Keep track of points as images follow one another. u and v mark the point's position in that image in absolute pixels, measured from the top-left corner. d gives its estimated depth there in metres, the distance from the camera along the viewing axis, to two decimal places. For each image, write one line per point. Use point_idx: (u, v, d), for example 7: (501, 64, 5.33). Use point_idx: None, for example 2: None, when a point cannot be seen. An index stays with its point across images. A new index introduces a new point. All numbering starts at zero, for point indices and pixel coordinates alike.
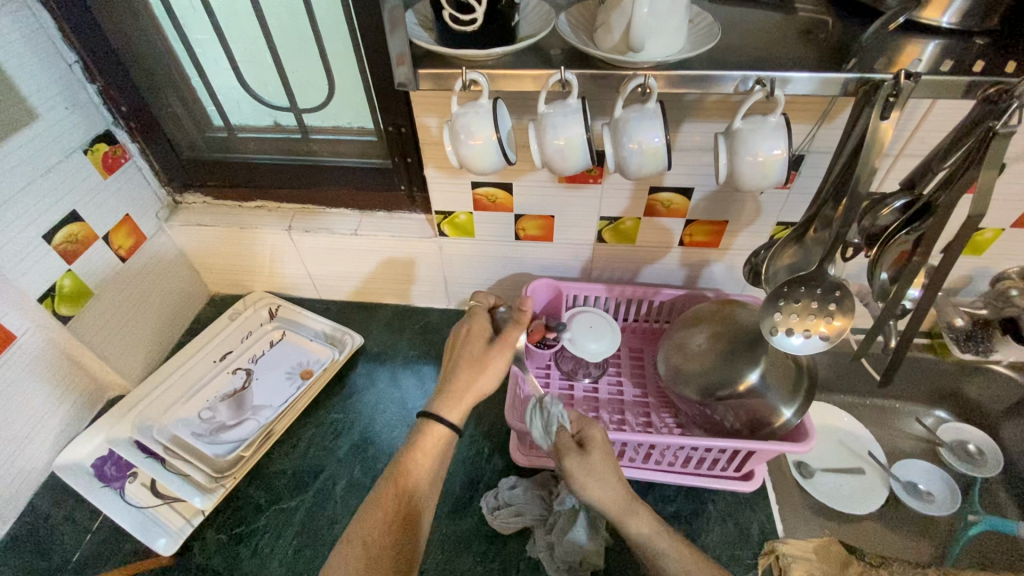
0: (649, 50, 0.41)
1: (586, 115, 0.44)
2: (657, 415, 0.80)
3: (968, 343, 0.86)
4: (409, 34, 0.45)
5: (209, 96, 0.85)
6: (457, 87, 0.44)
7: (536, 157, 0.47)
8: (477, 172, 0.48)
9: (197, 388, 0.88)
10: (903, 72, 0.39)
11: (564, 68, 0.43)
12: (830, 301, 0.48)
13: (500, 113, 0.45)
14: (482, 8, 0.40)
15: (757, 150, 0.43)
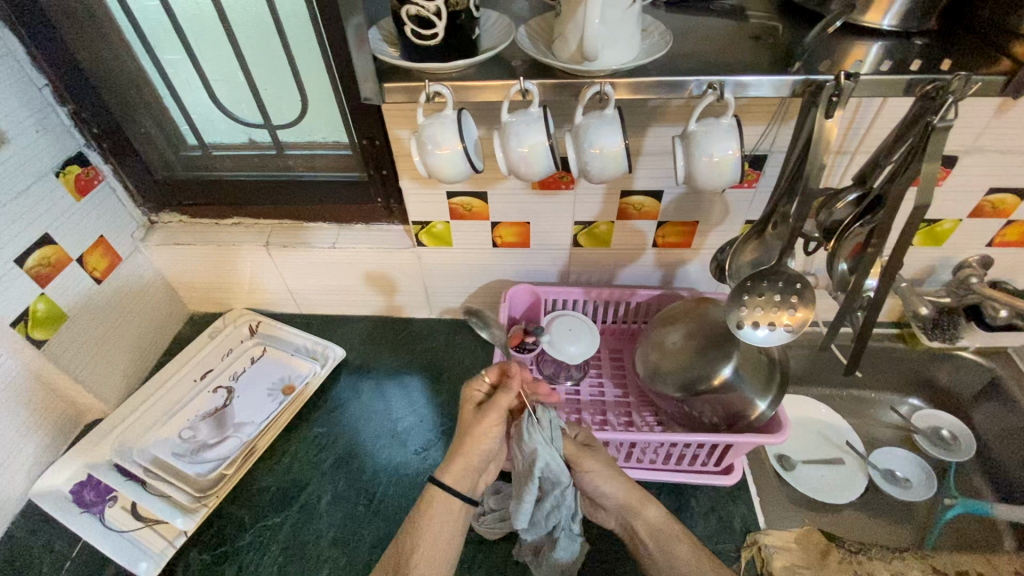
0: (605, 58, 0.42)
1: (547, 123, 0.45)
2: (638, 414, 0.81)
3: (936, 331, 0.89)
4: (372, 49, 0.46)
5: (182, 116, 0.85)
6: (421, 100, 0.45)
7: (502, 165, 0.48)
8: (445, 182, 0.49)
9: (178, 408, 0.87)
10: (843, 72, 0.41)
11: (525, 77, 0.44)
12: (791, 294, 0.50)
13: (465, 123, 0.47)
14: (443, 23, 0.42)
15: (712, 151, 0.45)
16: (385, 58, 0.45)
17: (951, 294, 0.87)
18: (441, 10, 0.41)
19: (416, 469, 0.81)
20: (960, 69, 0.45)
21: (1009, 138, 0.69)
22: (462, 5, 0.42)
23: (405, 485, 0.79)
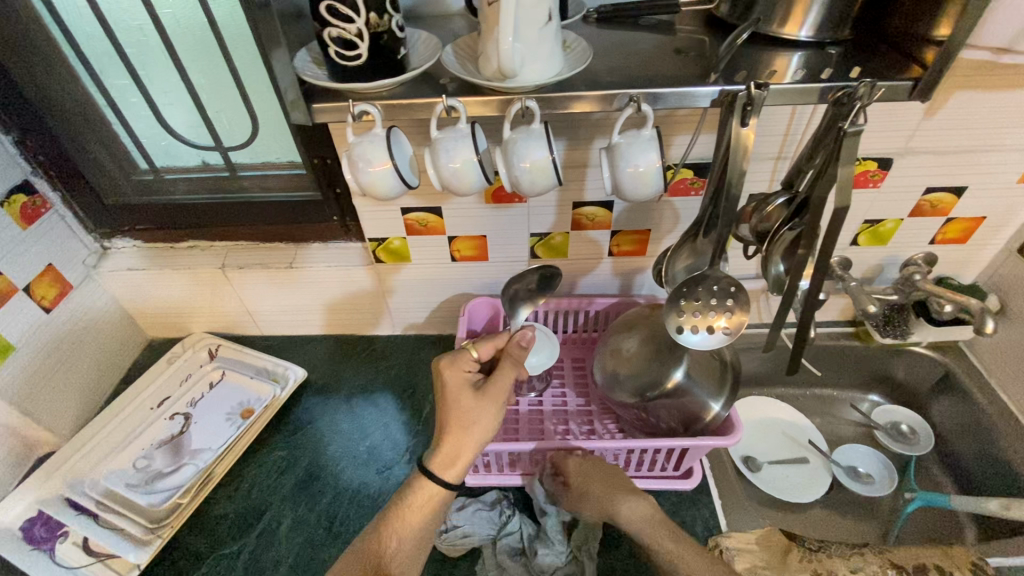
0: (523, 76, 0.43)
1: (476, 139, 0.46)
2: (600, 422, 0.82)
3: (888, 328, 0.92)
4: (299, 70, 0.46)
5: (131, 141, 0.84)
6: (349, 120, 0.46)
7: (434, 181, 0.48)
8: (379, 199, 0.49)
9: (132, 438, 0.85)
10: (753, 84, 0.43)
11: (449, 95, 0.45)
12: (727, 297, 0.52)
13: (395, 141, 0.47)
14: (365, 43, 0.42)
15: (635, 161, 0.46)
16: (310, 80, 0.45)
17: (898, 291, 0.89)
18: (362, 31, 0.42)
19: (379, 489, 0.80)
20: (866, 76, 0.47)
21: (939, 139, 0.72)
22: (384, 25, 0.42)
23: (366, 505, 0.79)
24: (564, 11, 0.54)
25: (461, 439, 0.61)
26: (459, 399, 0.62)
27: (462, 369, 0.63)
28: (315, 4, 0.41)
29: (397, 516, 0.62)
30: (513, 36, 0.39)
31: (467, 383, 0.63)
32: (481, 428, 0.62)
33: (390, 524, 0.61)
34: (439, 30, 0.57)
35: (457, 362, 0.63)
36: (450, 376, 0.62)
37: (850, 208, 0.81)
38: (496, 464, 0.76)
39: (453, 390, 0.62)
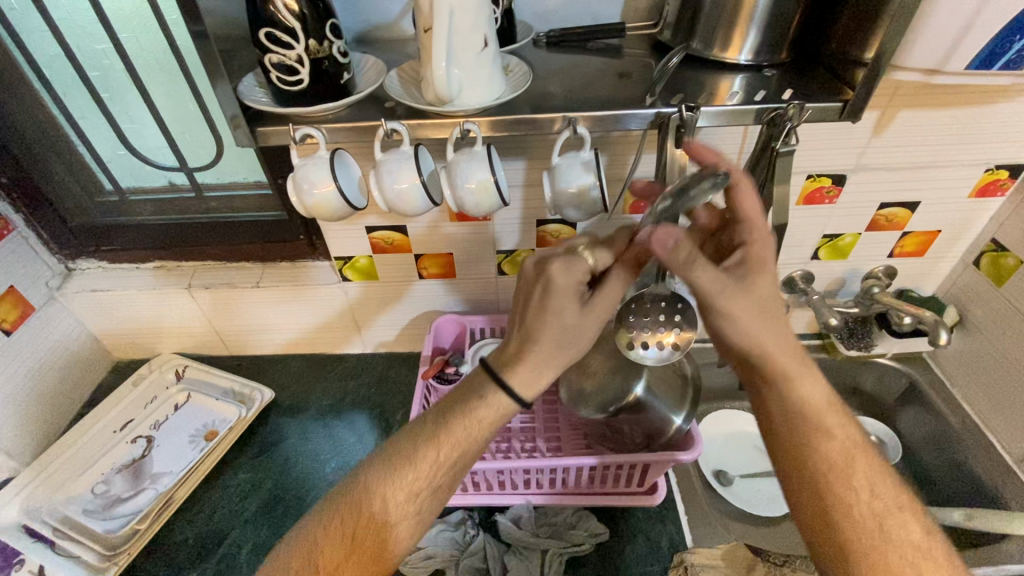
0: (462, 100, 0.44)
1: (418, 161, 0.47)
2: (568, 439, 0.81)
3: (852, 340, 0.94)
4: (242, 92, 0.46)
5: (96, 162, 0.84)
6: (292, 140, 0.46)
7: (380, 203, 0.49)
8: (325, 220, 0.49)
9: (92, 463, 0.83)
10: (685, 107, 0.47)
11: (390, 118, 0.46)
12: (674, 312, 0.55)
13: (339, 163, 0.47)
14: (306, 69, 0.43)
15: (573, 182, 0.48)
16: (253, 104, 0.46)
17: (858, 304, 0.91)
18: (302, 57, 0.43)
19: None
20: (797, 97, 0.49)
21: (888, 156, 0.74)
22: (325, 51, 0.44)
23: None
24: (512, 36, 0.56)
25: (545, 355, 0.52)
26: (558, 310, 0.50)
27: (574, 276, 0.50)
28: (255, 31, 0.42)
29: (438, 438, 0.51)
30: (447, 62, 0.40)
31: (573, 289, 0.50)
32: (566, 351, 0.52)
33: (426, 449, 0.50)
34: (391, 54, 0.58)
35: (573, 267, 0.50)
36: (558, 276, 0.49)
37: (809, 224, 0.82)
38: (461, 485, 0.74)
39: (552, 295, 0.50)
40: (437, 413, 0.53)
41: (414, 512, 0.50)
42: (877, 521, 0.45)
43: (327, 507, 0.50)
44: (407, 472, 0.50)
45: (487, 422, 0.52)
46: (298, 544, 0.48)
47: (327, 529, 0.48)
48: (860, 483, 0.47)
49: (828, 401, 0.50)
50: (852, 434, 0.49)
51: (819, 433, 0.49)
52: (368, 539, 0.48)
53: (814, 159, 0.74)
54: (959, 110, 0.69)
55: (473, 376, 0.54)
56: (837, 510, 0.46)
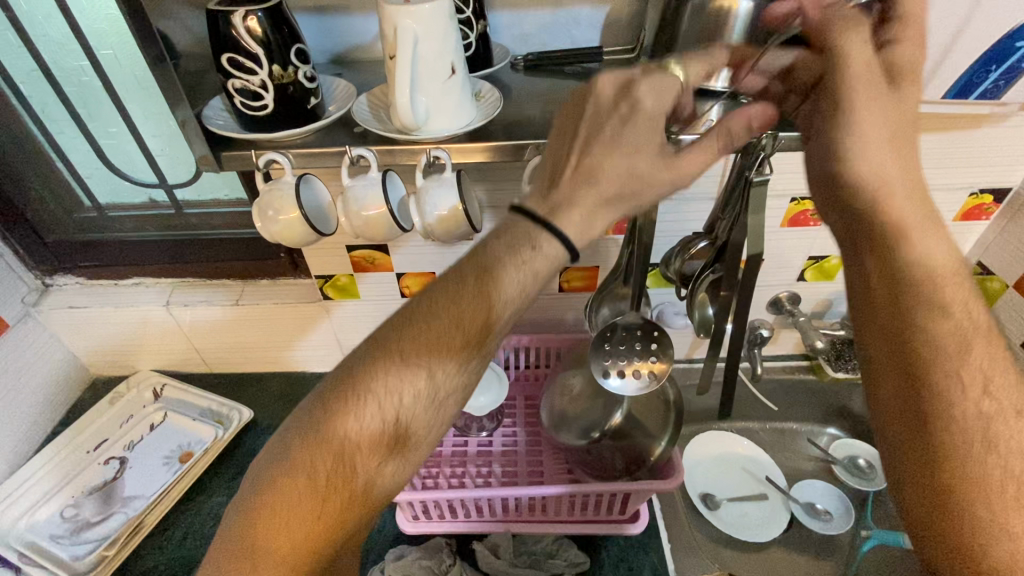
0: (431, 127, 0.44)
1: (386, 186, 0.46)
2: (550, 464, 0.79)
3: (840, 362, 0.93)
4: (207, 118, 0.46)
5: (74, 178, 0.83)
6: (258, 164, 0.45)
7: (348, 229, 0.49)
8: (293, 245, 0.49)
9: (63, 484, 0.82)
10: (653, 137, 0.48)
11: (357, 144, 0.46)
12: (651, 341, 0.54)
13: (306, 188, 0.47)
14: (271, 94, 0.43)
15: None
16: (221, 132, 0.45)
17: (845, 326, 0.90)
18: (266, 83, 0.42)
19: None
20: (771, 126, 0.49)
21: None
22: (289, 77, 0.43)
23: None
24: (489, 60, 0.55)
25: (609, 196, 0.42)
26: (634, 143, 0.41)
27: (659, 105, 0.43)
28: (217, 58, 0.42)
29: (485, 303, 0.40)
30: (410, 93, 0.41)
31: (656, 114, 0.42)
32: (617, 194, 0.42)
33: (471, 320, 0.41)
34: (367, 75, 0.57)
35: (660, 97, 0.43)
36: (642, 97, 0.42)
37: (795, 246, 0.81)
38: (437, 511, 0.73)
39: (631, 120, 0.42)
40: (481, 268, 0.41)
41: (457, 392, 0.42)
42: (982, 422, 0.40)
43: (349, 394, 0.40)
44: (449, 347, 0.40)
45: (540, 275, 0.42)
46: (323, 442, 0.39)
47: (357, 424, 0.39)
48: (970, 370, 0.41)
49: (948, 269, 0.43)
50: (975, 314, 0.42)
51: (932, 307, 0.42)
52: (411, 426, 0.41)
53: (797, 182, 0.72)
54: (941, 135, 0.69)
55: (517, 222, 0.42)
56: (935, 401, 0.41)
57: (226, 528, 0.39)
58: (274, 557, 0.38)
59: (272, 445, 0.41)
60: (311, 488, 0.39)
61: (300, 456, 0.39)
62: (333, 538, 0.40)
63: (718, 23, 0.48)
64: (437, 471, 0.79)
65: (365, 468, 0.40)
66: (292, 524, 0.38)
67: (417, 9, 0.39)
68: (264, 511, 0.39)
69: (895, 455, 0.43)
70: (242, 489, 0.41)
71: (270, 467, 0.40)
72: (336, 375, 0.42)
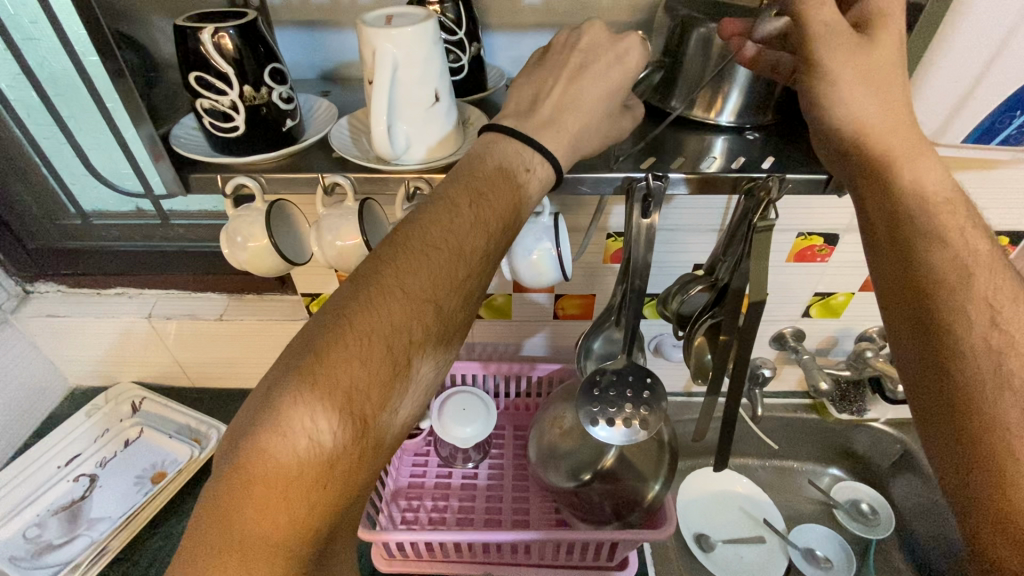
0: (409, 156, 0.43)
1: (363, 217, 0.46)
2: (536, 502, 0.75)
3: (844, 404, 0.89)
4: (178, 140, 0.46)
5: (59, 184, 0.80)
6: (228, 190, 0.46)
7: (322, 258, 0.48)
8: (265, 273, 0.50)
9: (31, 501, 0.79)
10: (653, 175, 0.45)
11: (334, 171, 0.45)
12: (643, 388, 0.55)
13: (277, 215, 0.48)
14: (241, 115, 0.42)
15: (532, 249, 0.50)
16: (185, 153, 0.45)
17: (850, 367, 0.86)
18: (236, 103, 0.42)
19: None
20: (778, 166, 0.47)
21: None
22: (262, 98, 0.42)
23: None
24: (484, 84, 0.53)
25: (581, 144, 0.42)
26: (607, 102, 0.43)
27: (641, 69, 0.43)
28: (185, 75, 0.41)
29: (492, 225, 0.38)
30: (387, 119, 0.40)
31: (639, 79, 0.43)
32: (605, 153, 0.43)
33: (482, 242, 0.38)
34: (357, 95, 0.55)
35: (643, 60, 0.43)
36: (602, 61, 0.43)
37: (800, 281, 0.77)
38: (414, 550, 0.69)
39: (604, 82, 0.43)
40: (483, 189, 0.39)
41: (467, 322, 0.39)
42: (994, 357, 0.35)
43: (355, 327, 0.34)
44: (463, 271, 0.37)
45: (531, 202, 0.41)
46: (323, 391, 0.32)
47: (371, 358, 0.34)
48: (978, 298, 0.36)
49: (946, 196, 0.39)
50: (981, 242, 0.38)
51: (932, 236, 0.38)
52: (425, 362, 0.36)
53: (805, 216, 0.69)
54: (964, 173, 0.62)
55: (501, 145, 0.41)
56: (938, 334, 0.36)
57: (218, 493, 0.32)
58: (290, 515, 0.31)
59: (260, 395, 0.34)
60: (326, 436, 0.32)
61: (304, 402, 0.32)
62: (349, 491, 0.34)
63: (722, 57, 0.46)
64: (418, 504, 0.75)
65: (383, 411, 0.34)
66: (308, 476, 0.32)
67: (398, 33, 0.38)
68: (267, 469, 0.31)
69: (920, 406, 0.37)
70: (229, 444, 0.33)
71: (260, 421, 0.32)
72: (328, 311, 0.35)
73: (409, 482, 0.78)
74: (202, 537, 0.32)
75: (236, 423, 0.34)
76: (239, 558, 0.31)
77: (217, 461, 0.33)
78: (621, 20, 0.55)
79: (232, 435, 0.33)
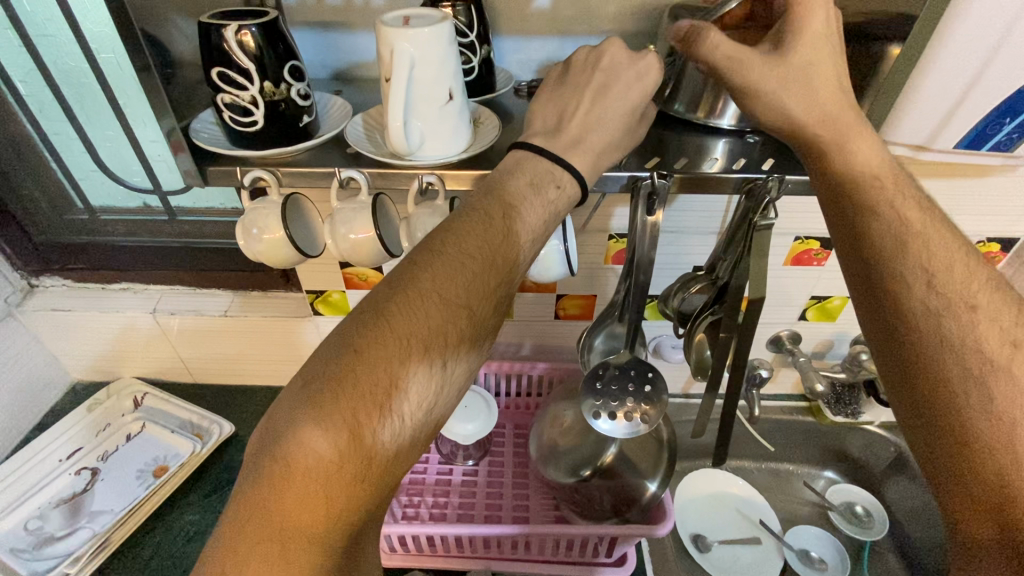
0: (423, 153, 0.45)
1: (376, 212, 0.48)
2: (537, 498, 0.76)
3: (839, 406, 0.91)
4: (196, 133, 0.48)
5: (68, 180, 0.81)
6: (245, 182, 0.47)
7: (335, 252, 0.50)
8: (278, 265, 0.51)
9: (32, 492, 0.80)
10: (656, 174, 0.46)
11: (349, 166, 0.46)
12: (645, 382, 0.57)
13: (290, 208, 0.49)
14: (260, 111, 0.44)
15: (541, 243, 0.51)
16: (206, 146, 0.46)
17: (846, 369, 0.87)
18: (256, 98, 0.43)
19: None
20: (778, 168, 0.49)
21: None
22: (281, 94, 0.44)
23: None
24: (493, 86, 0.55)
25: (588, 147, 0.43)
26: (618, 106, 0.44)
27: (647, 77, 0.45)
28: (208, 71, 0.43)
29: (522, 236, 0.40)
30: (403, 116, 0.42)
31: (645, 85, 0.45)
32: (612, 155, 0.44)
33: (514, 251, 0.39)
34: (369, 95, 0.56)
35: (649, 71, 0.45)
36: (608, 67, 0.45)
37: (797, 285, 0.78)
38: (416, 544, 0.70)
39: (614, 89, 0.44)
40: (517, 203, 0.40)
41: (496, 327, 0.40)
42: (933, 316, 0.39)
43: (393, 328, 0.35)
44: (496, 278, 0.38)
45: (560, 213, 0.42)
46: (361, 387, 0.33)
47: (409, 359, 0.35)
48: (915, 260, 0.40)
49: (873, 167, 0.42)
50: (915, 212, 0.41)
51: (867, 214, 0.41)
52: (457, 365, 0.37)
53: (803, 219, 0.70)
54: (955, 181, 0.63)
55: (533, 160, 0.43)
56: (891, 301, 0.40)
57: (255, 487, 0.32)
58: (327, 509, 0.32)
59: (294, 391, 0.34)
60: (365, 432, 0.33)
61: (344, 402, 0.33)
62: (381, 487, 0.34)
63: None
64: (419, 500, 0.76)
65: (417, 412, 0.35)
66: (346, 471, 0.32)
67: (416, 33, 0.40)
68: (306, 464, 0.32)
69: (894, 383, 0.41)
70: (262, 439, 0.33)
71: (298, 415, 0.32)
72: (363, 311, 0.36)
73: (410, 479, 0.78)
74: (237, 526, 0.32)
75: (268, 419, 0.34)
76: (278, 550, 0.31)
77: (251, 454, 0.33)
78: (628, 27, 0.57)
79: (265, 431, 0.33)
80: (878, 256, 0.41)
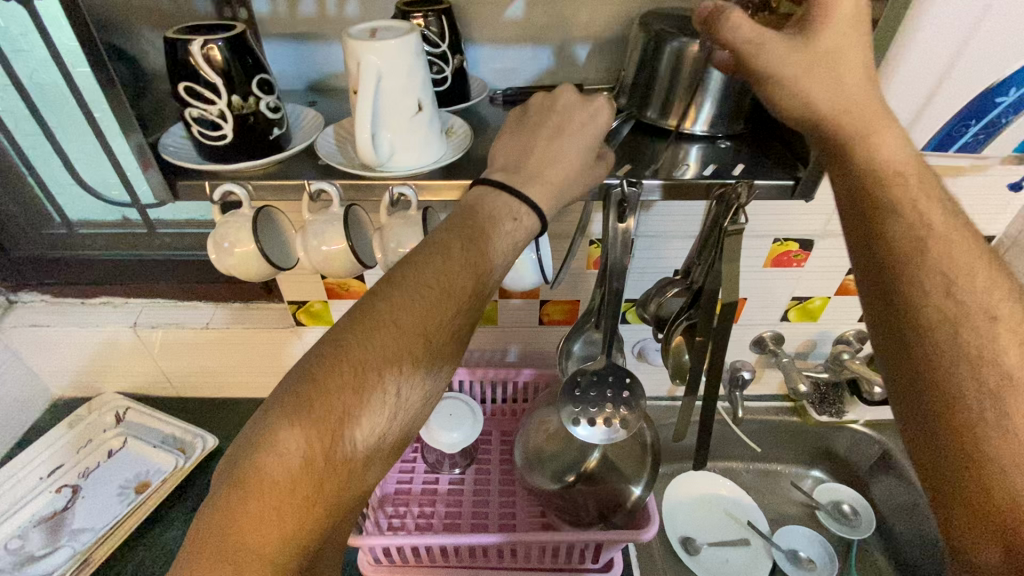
0: (394, 163, 0.45)
1: (348, 223, 0.48)
2: (523, 505, 0.76)
3: (824, 406, 0.91)
4: (165, 147, 0.47)
5: (44, 195, 0.80)
6: (215, 197, 0.47)
7: (309, 264, 0.50)
8: (252, 278, 0.51)
9: (12, 512, 0.78)
10: (626, 180, 0.47)
11: (320, 178, 0.46)
12: (624, 388, 0.57)
13: (262, 221, 0.49)
14: (229, 124, 0.44)
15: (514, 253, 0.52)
16: (175, 161, 0.46)
17: (829, 369, 0.88)
18: (225, 112, 0.43)
19: None
20: (748, 173, 0.49)
21: None
22: (250, 107, 0.44)
23: None
24: (466, 95, 0.55)
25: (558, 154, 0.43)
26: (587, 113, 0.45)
27: None
28: (175, 86, 0.43)
29: (483, 264, 0.40)
30: (372, 129, 0.42)
31: None
32: (582, 160, 0.45)
33: (473, 280, 0.39)
34: (344, 105, 0.56)
35: None
36: None
37: (778, 286, 0.79)
38: (401, 555, 0.70)
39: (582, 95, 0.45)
40: (478, 232, 0.40)
41: (456, 353, 0.40)
42: (948, 326, 0.38)
43: (351, 356, 0.35)
44: (454, 305, 0.38)
45: (519, 246, 0.43)
46: (317, 413, 0.33)
47: (364, 386, 0.34)
48: (933, 268, 0.39)
49: (898, 166, 0.40)
50: (938, 216, 0.40)
51: (886, 219, 0.40)
52: (413, 392, 0.37)
53: (781, 220, 0.71)
54: None
55: (493, 195, 0.42)
56: (906, 312, 0.39)
57: (213, 506, 0.32)
58: (280, 531, 0.32)
59: (256, 416, 0.34)
60: (319, 455, 0.33)
61: (301, 426, 0.33)
62: (335, 509, 0.34)
63: (697, 71, 0.49)
64: (405, 510, 0.76)
65: (371, 437, 0.35)
66: (299, 493, 0.32)
67: (383, 46, 0.40)
68: (261, 485, 0.32)
69: (904, 395, 0.40)
70: (224, 461, 0.33)
71: (257, 438, 0.33)
72: (325, 339, 0.36)
73: (396, 489, 0.78)
74: (193, 544, 0.31)
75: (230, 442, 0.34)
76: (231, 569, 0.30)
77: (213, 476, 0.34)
78: (600, 34, 0.57)
79: (228, 454, 0.34)
80: (894, 263, 0.40)
